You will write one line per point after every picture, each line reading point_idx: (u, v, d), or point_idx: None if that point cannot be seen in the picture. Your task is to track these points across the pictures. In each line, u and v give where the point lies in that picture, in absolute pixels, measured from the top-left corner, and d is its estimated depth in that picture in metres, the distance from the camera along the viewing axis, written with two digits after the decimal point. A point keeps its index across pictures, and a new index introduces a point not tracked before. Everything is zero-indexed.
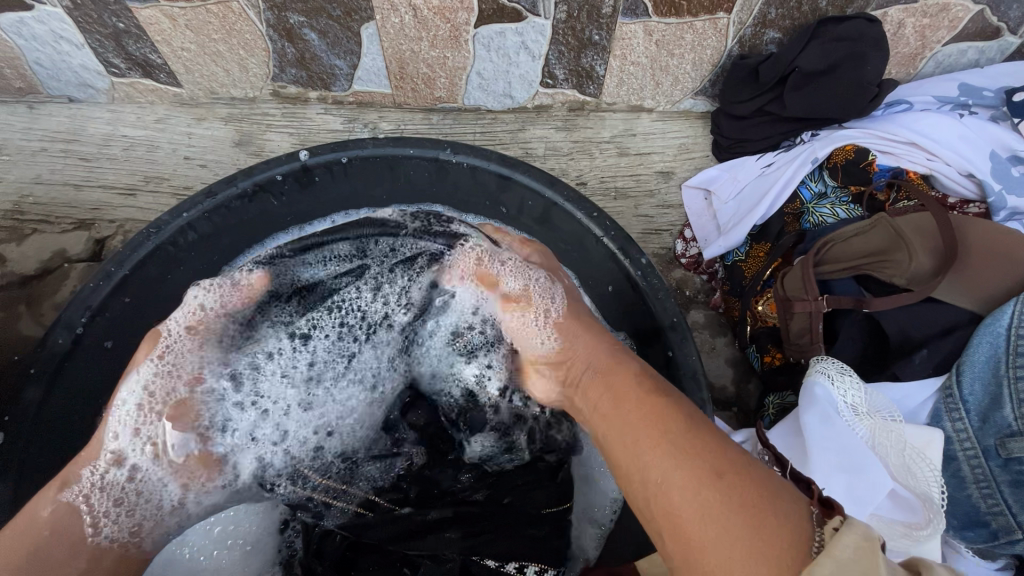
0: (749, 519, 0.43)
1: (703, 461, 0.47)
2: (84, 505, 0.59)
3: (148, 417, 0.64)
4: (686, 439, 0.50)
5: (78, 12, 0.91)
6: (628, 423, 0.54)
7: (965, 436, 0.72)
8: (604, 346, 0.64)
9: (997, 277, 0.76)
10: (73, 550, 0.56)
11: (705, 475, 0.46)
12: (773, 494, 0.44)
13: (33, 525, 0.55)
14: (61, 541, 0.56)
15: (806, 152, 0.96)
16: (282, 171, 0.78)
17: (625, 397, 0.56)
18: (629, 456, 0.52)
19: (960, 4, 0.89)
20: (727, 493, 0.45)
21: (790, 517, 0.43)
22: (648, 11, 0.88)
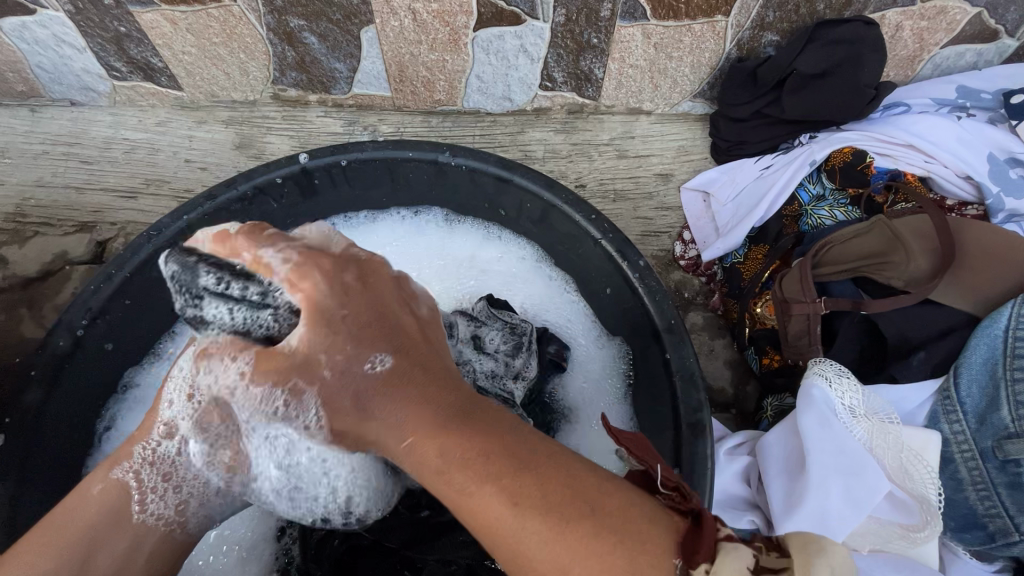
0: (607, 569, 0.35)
1: (544, 502, 0.37)
2: (133, 482, 0.53)
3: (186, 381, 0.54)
4: (510, 449, 0.40)
5: (80, 17, 0.92)
6: (441, 434, 0.41)
7: (962, 438, 0.72)
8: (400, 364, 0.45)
9: (994, 279, 0.76)
10: (117, 529, 0.51)
11: (547, 508, 0.37)
12: (634, 512, 0.38)
13: (84, 502, 0.51)
14: (107, 521, 0.50)
15: (804, 154, 0.96)
16: (282, 174, 0.79)
17: (435, 418, 0.42)
18: (453, 492, 0.39)
19: (958, 7, 0.89)
20: (580, 518, 0.37)
21: (658, 543, 0.36)
22: (646, 14, 0.89)
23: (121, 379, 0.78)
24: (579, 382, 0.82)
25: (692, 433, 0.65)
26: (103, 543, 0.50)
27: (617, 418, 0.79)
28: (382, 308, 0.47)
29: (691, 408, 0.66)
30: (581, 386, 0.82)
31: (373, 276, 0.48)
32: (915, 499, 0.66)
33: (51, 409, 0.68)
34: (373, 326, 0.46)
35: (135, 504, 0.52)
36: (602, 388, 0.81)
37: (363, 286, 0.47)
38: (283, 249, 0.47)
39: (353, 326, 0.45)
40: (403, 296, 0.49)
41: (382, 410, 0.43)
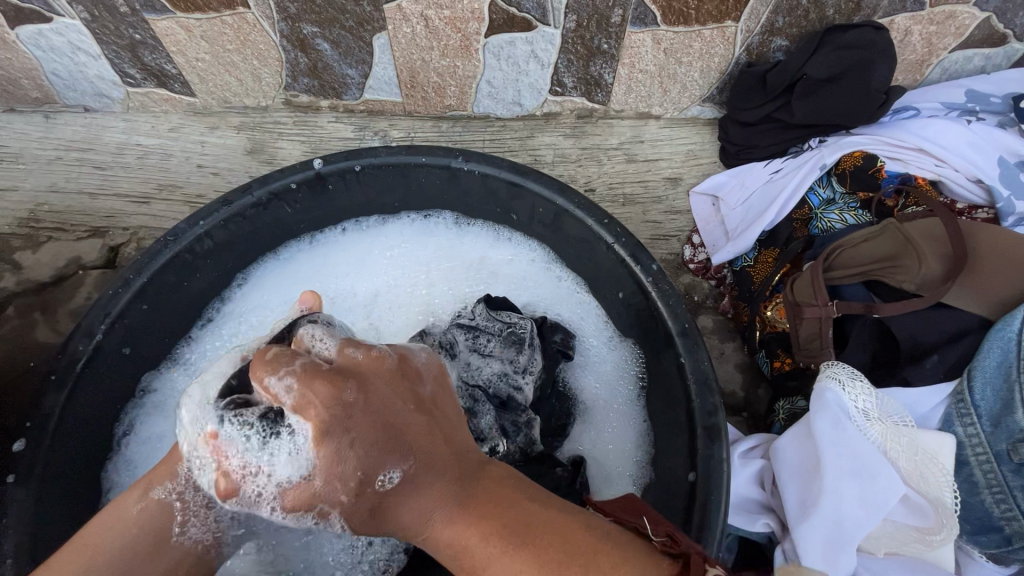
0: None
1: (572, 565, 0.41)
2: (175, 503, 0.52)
3: None
4: (524, 529, 0.42)
5: (96, 24, 0.93)
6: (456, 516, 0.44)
7: (977, 441, 0.72)
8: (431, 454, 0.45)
9: (1006, 281, 0.76)
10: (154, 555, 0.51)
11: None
12: (634, 556, 0.42)
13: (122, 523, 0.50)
14: (147, 538, 0.50)
15: (814, 158, 0.97)
16: (297, 179, 0.79)
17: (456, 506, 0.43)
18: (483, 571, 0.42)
19: (966, 12, 0.90)
20: (585, 575, 0.40)
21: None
22: (657, 20, 0.90)
23: (139, 385, 0.78)
24: (592, 383, 0.82)
25: (707, 436, 0.65)
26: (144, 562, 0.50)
27: (631, 419, 0.79)
28: (391, 416, 0.44)
29: (706, 411, 0.67)
30: (593, 385, 0.82)
31: (367, 381, 0.44)
32: (930, 502, 0.67)
33: (71, 413, 0.69)
34: (382, 441, 0.43)
35: (175, 526, 0.52)
36: (615, 390, 0.81)
37: (369, 400, 0.44)
38: (286, 374, 0.43)
39: (363, 444, 0.42)
40: (406, 388, 0.46)
41: (397, 513, 0.44)
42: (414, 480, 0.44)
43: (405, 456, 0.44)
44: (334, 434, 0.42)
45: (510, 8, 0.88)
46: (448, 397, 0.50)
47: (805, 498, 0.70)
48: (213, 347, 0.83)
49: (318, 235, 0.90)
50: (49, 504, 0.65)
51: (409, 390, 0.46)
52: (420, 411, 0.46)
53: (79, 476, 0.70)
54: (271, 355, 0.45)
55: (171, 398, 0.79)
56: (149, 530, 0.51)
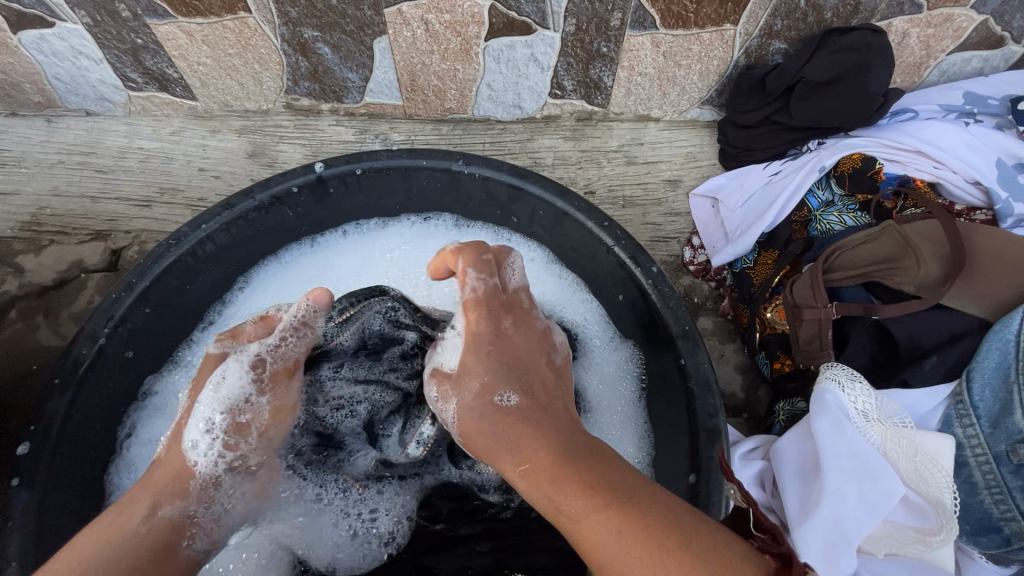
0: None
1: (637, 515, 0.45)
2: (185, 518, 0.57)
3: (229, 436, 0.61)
4: (614, 487, 0.46)
5: (98, 29, 0.93)
6: (560, 461, 0.48)
7: (976, 443, 0.73)
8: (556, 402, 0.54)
9: (1004, 283, 0.77)
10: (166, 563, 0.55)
11: (625, 518, 0.44)
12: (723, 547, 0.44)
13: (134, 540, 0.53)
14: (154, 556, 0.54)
15: (813, 161, 0.97)
16: (298, 183, 0.80)
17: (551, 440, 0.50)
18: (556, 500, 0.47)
19: (964, 14, 0.90)
20: (669, 548, 0.43)
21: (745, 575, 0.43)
22: (656, 24, 0.90)
23: (141, 388, 0.79)
24: (595, 383, 0.82)
25: (708, 437, 0.66)
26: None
27: (633, 420, 0.79)
28: (531, 359, 0.56)
29: (707, 413, 0.67)
30: (596, 387, 0.82)
31: (524, 322, 0.59)
32: (930, 503, 0.67)
33: (75, 417, 0.69)
34: (508, 366, 0.55)
35: (185, 539, 0.57)
36: (617, 392, 0.81)
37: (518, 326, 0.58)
38: (480, 279, 0.58)
39: (500, 359, 0.55)
40: (547, 348, 0.59)
41: (504, 438, 0.51)
42: (527, 409, 0.53)
43: (527, 391, 0.54)
44: (482, 348, 0.56)
45: (510, 12, 0.88)
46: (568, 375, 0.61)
47: (805, 499, 0.70)
48: None
49: (319, 238, 0.91)
50: (53, 507, 0.65)
51: (546, 353, 0.59)
52: (554, 371, 0.58)
53: (83, 478, 0.71)
54: (482, 256, 0.59)
55: (173, 400, 0.80)
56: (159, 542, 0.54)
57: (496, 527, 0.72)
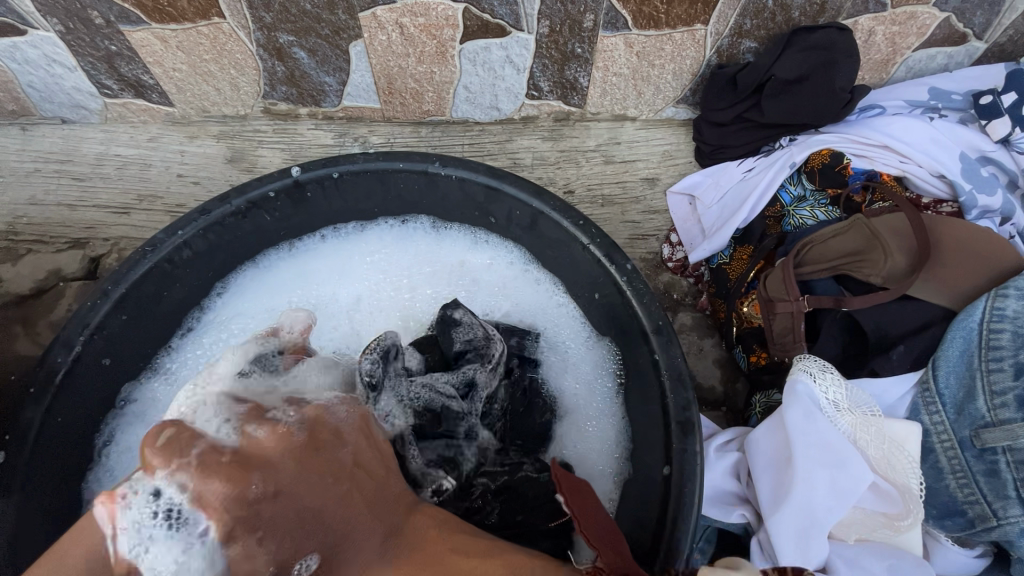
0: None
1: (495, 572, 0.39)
2: None
3: None
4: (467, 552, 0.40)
5: (71, 36, 0.93)
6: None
7: (942, 429, 0.74)
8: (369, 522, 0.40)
9: (967, 272, 0.79)
10: None
11: None
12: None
13: None
14: None
15: (785, 156, 0.99)
16: (274, 188, 0.80)
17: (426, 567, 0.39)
18: None
19: (927, 12, 0.92)
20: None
21: None
22: (628, 24, 0.91)
23: (119, 396, 0.79)
24: (572, 385, 0.84)
25: (681, 431, 0.67)
26: None
27: (610, 417, 0.81)
28: (303, 484, 0.38)
29: (680, 406, 0.68)
30: (573, 385, 0.84)
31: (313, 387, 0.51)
32: (898, 489, 0.69)
33: (49, 428, 0.69)
34: (321, 491, 0.39)
35: None
36: (594, 390, 0.83)
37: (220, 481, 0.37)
38: (175, 468, 0.37)
39: (276, 519, 0.36)
40: (324, 446, 0.40)
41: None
42: (345, 540, 0.38)
43: (342, 509, 0.39)
44: (266, 485, 0.37)
45: (483, 14, 0.89)
46: (372, 440, 0.45)
47: (778, 489, 0.71)
48: (197, 354, 0.84)
49: (298, 243, 0.91)
50: (28, 517, 0.65)
51: (371, 429, 0.47)
52: (357, 456, 0.43)
53: (60, 490, 0.71)
54: (162, 433, 0.38)
55: (152, 408, 0.80)
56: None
57: None
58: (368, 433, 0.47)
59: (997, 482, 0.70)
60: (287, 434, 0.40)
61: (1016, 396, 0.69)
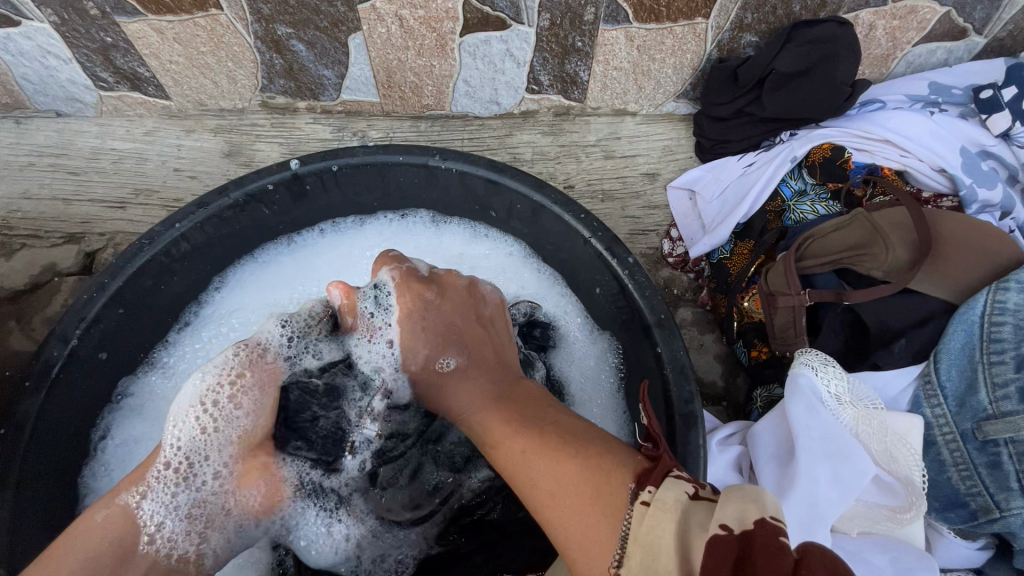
0: (591, 496, 0.44)
1: (563, 445, 0.50)
2: (139, 511, 0.59)
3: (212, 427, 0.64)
4: (536, 421, 0.55)
5: (66, 28, 0.92)
6: (506, 430, 0.55)
7: (944, 422, 0.74)
8: (484, 379, 0.65)
9: (969, 265, 0.79)
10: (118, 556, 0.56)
11: (548, 447, 0.50)
12: (607, 450, 0.48)
13: (91, 530, 0.56)
14: (114, 547, 0.56)
15: (786, 150, 0.99)
16: (274, 180, 0.79)
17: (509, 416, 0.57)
18: (520, 464, 0.51)
19: (927, 6, 0.92)
20: (558, 448, 0.50)
21: (617, 474, 0.45)
22: (629, 18, 0.91)
23: (115, 391, 0.78)
24: (576, 378, 0.83)
25: (684, 424, 0.67)
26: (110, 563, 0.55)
27: (615, 413, 0.80)
28: (466, 316, 0.71)
29: (683, 399, 0.68)
30: (578, 383, 0.83)
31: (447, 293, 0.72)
32: (901, 481, 0.68)
33: (45, 422, 0.68)
34: (447, 333, 0.69)
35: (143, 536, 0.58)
36: (598, 384, 0.82)
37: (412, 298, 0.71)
38: (395, 270, 0.72)
39: (434, 332, 0.70)
40: (473, 305, 0.73)
41: (459, 397, 0.65)
42: (468, 367, 0.67)
43: (470, 355, 0.68)
44: (415, 319, 0.70)
45: (484, 7, 0.89)
46: (503, 322, 0.74)
47: (780, 482, 0.71)
48: (193, 349, 0.83)
49: (296, 237, 0.90)
50: (23, 513, 0.64)
51: (477, 310, 0.73)
52: (475, 324, 0.71)
53: (55, 485, 0.70)
54: (393, 254, 0.75)
55: (150, 402, 0.80)
56: (114, 531, 0.56)
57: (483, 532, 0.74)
58: (482, 317, 0.72)
59: (1000, 474, 0.69)
60: (420, 288, 0.71)
61: (1017, 388, 0.69)
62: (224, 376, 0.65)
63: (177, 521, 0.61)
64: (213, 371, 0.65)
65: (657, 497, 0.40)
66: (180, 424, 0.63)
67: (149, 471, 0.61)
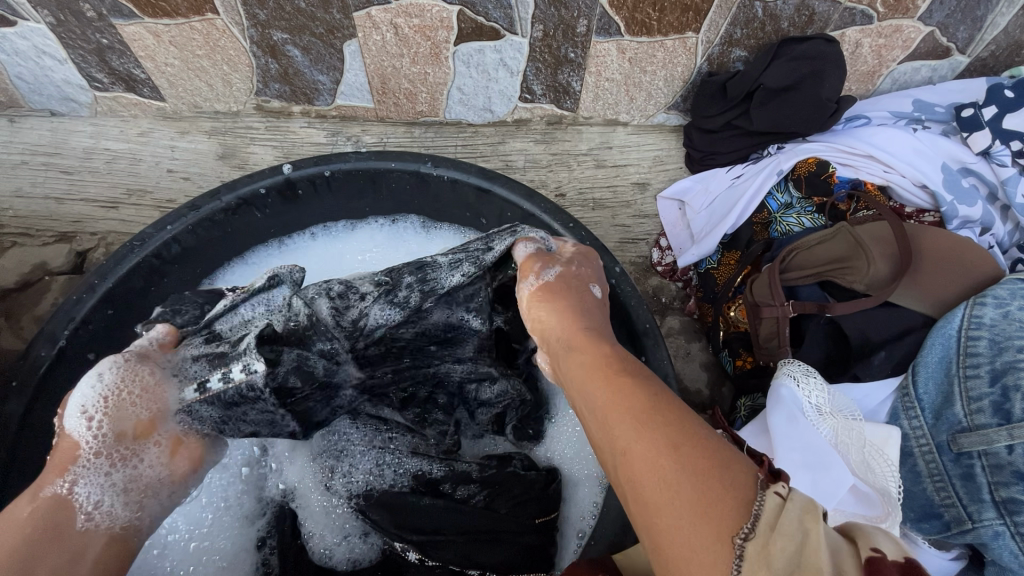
0: (704, 484, 0.37)
1: (660, 429, 0.41)
2: (74, 497, 0.50)
3: (117, 409, 0.51)
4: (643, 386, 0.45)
5: (62, 29, 0.92)
6: (611, 380, 0.46)
7: (920, 434, 0.75)
8: (581, 323, 0.54)
9: (947, 281, 0.81)
10: (58, 538, 0.48)
11: (664, 436, 0.40)
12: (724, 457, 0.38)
13: (11, 527, 0.47)
14: (46, 534, 0.48)
15: (771, 164, 1.01)
16: (266, 185, 0.80)
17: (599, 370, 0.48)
18: (607, 429, 0.43)
19: (912, 26, 0.94)
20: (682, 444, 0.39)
21: (735, 480, 0.37)
22: (621, 30, 0.92)
23: None
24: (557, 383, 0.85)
25: None
26: (40, 553, 0.47)
27: None
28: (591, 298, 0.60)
29: None
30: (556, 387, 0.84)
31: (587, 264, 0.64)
32: (877, 492, 0.69)
33: (32, 421, 0.68)
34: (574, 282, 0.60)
35: (78, 515, 0.49)
36: None
37: None
38: None
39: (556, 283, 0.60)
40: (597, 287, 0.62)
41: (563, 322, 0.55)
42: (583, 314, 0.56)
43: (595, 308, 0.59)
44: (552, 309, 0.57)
45: (478, 17, 0.90)
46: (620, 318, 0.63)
47: None
48: None
49: (287, 240, 0.91)
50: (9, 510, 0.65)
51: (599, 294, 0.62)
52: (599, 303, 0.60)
53: None
54: None
55: None
56: (46, 521, 0.48)
57: (459, 509, 0.67)
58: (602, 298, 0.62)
59: (973, 486, 0.70)
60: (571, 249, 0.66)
61: (991, 402, 0.70)
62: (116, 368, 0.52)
63: (113, 494, 0.51)
64: (110, 365, 0.52)
65: (790, 497, 0.35)
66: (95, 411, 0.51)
67: (76, 458, 0.50)
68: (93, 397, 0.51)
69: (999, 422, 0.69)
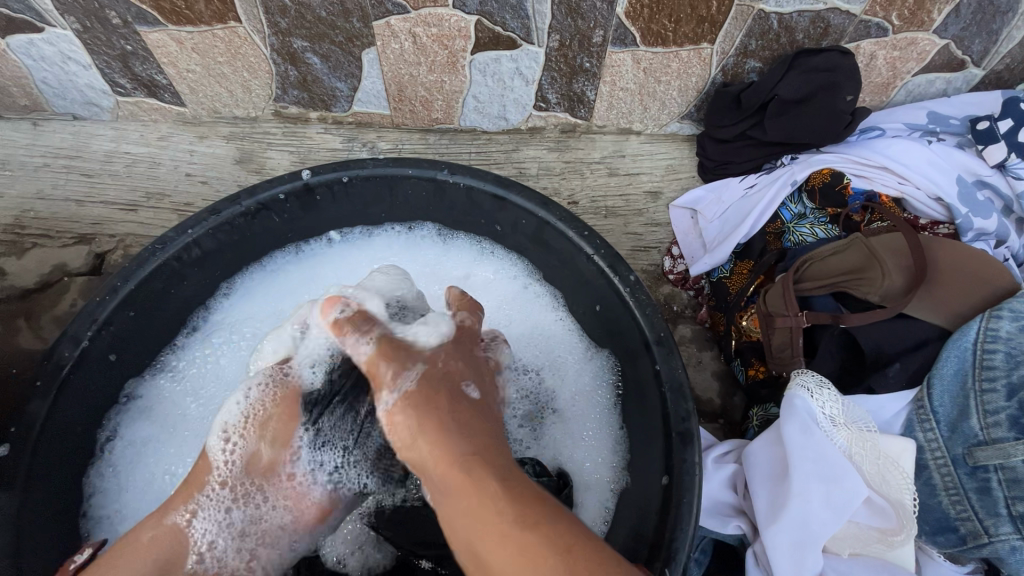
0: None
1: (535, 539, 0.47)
2: (185, 526, 0.64)
3: (246, 439, 0.69)
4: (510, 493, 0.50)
5: (88, 35, 0.94)
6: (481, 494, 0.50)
7: (936, 446, 0.75)
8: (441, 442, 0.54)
9: (964, 293, 0.81)
10: (172, 556, 0.63)
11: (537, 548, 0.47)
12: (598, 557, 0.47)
13: (140, 544, 0.62)
14: (164, 550, 0.62)
15: (786, 174, 1.01)
16: (285, 190, 0.81)
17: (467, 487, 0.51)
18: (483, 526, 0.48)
19: (927, 38, 0.95)
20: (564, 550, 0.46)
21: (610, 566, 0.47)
22: (636, 41, 0.93)
23: (124, 392, 0.80)
24: (568, 394, 0.86)
25: (681, 441, 0.68)
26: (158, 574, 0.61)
27: (607, 428, 0.82)
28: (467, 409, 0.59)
29: (679, 416, 0.69)
30: (570, 396, 0.85)
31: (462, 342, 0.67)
32: (892, 504, 0.69)
33: (53, 420, 0.69)
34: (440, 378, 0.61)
35: (190, 544, 0.64)
36: (593, 400, 0.84)
37: None
38: None
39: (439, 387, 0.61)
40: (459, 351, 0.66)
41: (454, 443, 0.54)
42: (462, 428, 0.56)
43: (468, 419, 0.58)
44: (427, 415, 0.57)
45: (495, 27, 0.91)
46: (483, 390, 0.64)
47: (773, 501, 0.73)
48: (202, 352, 0.85)
49: (304, 246, 0.92)
50: (29, 511, 0.65)
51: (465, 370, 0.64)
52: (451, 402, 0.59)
53: (61, 484, 0.71)
54: None
55: (159, 404, 0.81)
56: (162, 546, 0.62)
57: None
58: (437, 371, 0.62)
59: (989, 501, 0.70)
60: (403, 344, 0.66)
61: (1008, 415, 0.70)
62: (260, 385, 0.71)
63: (231, 534, 0.67)
64: (256, 385, 0.71)
65: None
66: (227, 442, 0.68)
67: (202, 488, 0.66)
68: (234, 423, 0.69)
69: (1016, 436, 0.69)
